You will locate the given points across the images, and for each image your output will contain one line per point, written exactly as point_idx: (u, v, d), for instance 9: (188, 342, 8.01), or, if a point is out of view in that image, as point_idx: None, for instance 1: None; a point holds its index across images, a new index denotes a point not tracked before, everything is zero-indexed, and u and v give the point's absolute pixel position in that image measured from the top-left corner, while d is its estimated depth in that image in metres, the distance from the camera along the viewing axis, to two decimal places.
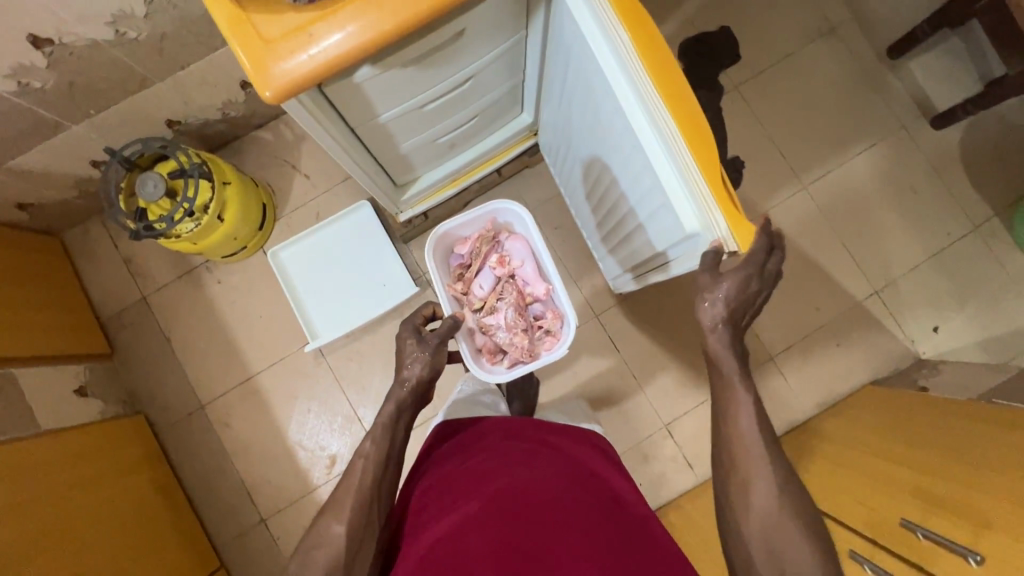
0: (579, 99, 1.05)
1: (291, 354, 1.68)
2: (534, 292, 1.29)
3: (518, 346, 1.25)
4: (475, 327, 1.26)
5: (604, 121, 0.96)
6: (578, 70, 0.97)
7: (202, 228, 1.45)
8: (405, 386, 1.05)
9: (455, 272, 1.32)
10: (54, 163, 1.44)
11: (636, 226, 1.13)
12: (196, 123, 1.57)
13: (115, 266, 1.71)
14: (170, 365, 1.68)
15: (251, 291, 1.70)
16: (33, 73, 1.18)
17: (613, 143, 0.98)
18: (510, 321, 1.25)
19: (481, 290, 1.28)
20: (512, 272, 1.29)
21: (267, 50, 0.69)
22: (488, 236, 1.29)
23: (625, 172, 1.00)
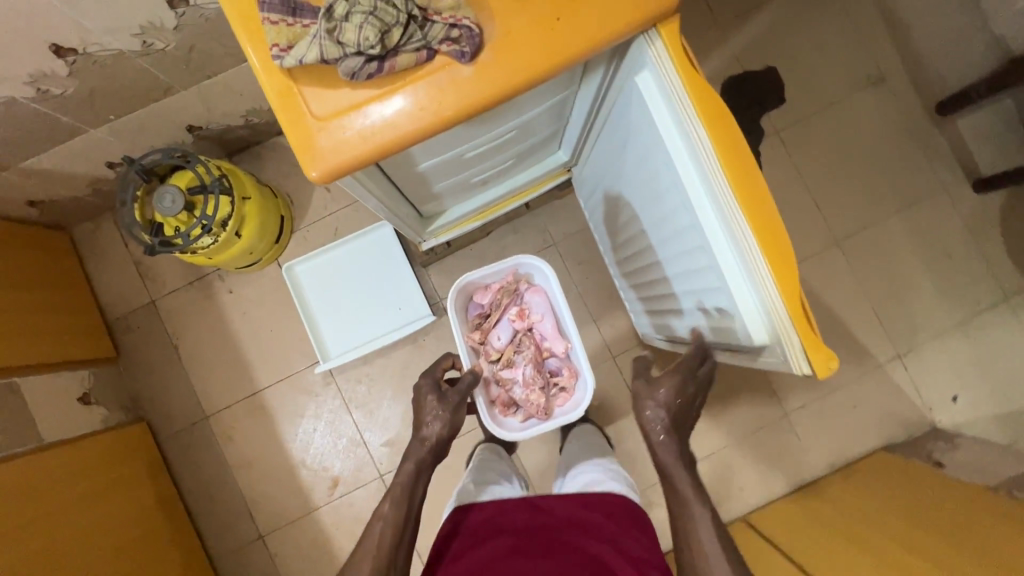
0: (631, 168, 0.99)
1: (300, 371, 1.65)
2: (552, 349, 1.24)
3: (531, 402, 1.21)
4: (490, 379, 1.22)
5: (663, 201, 0.91)
6: (637, 146, 0.91)
7: (219, 244, 1.40)
8: (424, 444, 1.02)
9: (473, 319, 1.27)
10: (68, 164, 1.38)
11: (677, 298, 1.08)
12: (217, 129, 1.51)
13: (125, 266, 1.66)
14: (176, 372, 1.65)
15: (263, 304, 1.66)
16: (53, 81, 1.11)
17: (669, 223, 0.93)
18: (527, 377, 1.21)
19: (499, 341, 1.24)
20: (531, 326, 1.25)
21: (320, 128, 0.64)
22: (509, 287, 1.25)
23: (677, 251, 0.96)
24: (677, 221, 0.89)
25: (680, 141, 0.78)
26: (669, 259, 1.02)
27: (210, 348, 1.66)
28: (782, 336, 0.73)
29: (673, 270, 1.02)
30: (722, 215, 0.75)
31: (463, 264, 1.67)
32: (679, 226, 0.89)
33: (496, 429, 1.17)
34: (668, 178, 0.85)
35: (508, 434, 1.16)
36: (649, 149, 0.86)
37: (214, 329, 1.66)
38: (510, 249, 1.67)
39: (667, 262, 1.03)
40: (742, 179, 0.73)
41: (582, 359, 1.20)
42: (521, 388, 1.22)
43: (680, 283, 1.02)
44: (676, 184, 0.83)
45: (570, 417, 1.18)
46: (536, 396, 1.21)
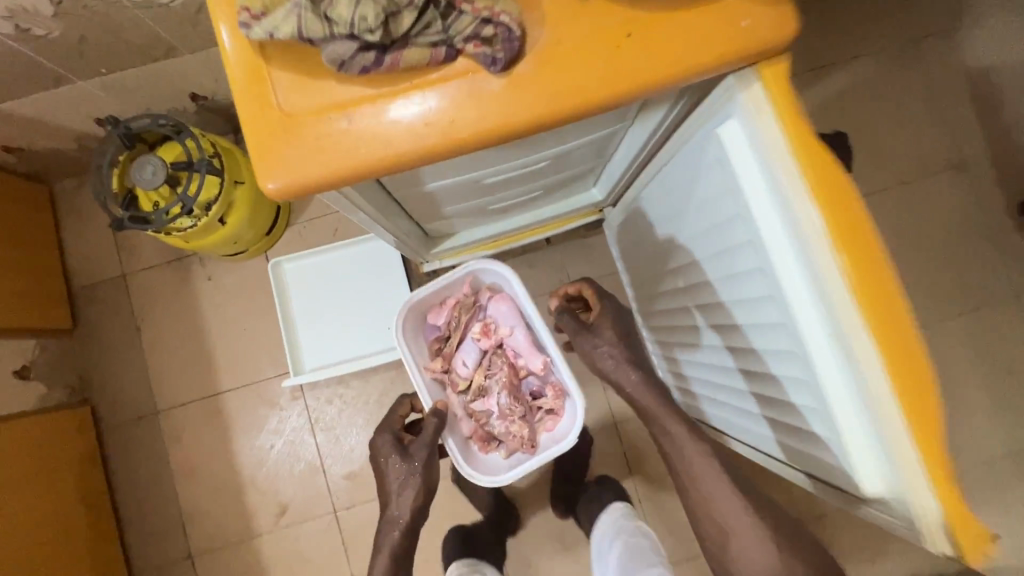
0: (694, 230, 0.78)
1: (268, 379, 1.49)
2: (526, 364, 1.05)
3: (516, 430, 1.03)
4: (463, 416, 1.04)
5: (740, 281, 0.69)
6: (708, 205, 0.70)
7: (199, 229, 1.24)
8: (396, 528, 0.86)
9: (434, 346, 1.08)
10: (52, 114, 1.24)
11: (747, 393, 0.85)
12: (224, 102, 1.37)
13: (102, 233, 1.52)
14: (135, 356, 1.50)
15: (242, 299, 1.51)
16: (37, 20, 0.98)
17: (748, 310, 0.71)
18: (502, 404, 1.04)
19: (466, 367, 1.06)
20: (501, 340, 1.06)
21: (287, 127, 0.48)
22: (471, 302, 1.06)
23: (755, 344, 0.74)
24: (761, 311, 0.67)
25: (772, 214, 0.56)
26: (742, 347, 0.79)
27: (177, 336, 1.50)
28: (914, 503, 0.50)
29: (747, 361, 0.80)
30: (828, 319, 0.54)
31: None
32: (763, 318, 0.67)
33: (480, 476, 0.96)
34: (750, 256, 0.63)
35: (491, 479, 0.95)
36: (724, 215, 0.65)
37: (185, 316, 1.51)
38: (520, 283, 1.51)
39: (740, 350, 0.81)
40: (862, 266, 0.50)
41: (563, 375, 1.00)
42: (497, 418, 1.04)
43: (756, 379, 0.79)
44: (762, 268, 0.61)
45: (560, 444, 0.97)
46: (515, 422, 1.03)
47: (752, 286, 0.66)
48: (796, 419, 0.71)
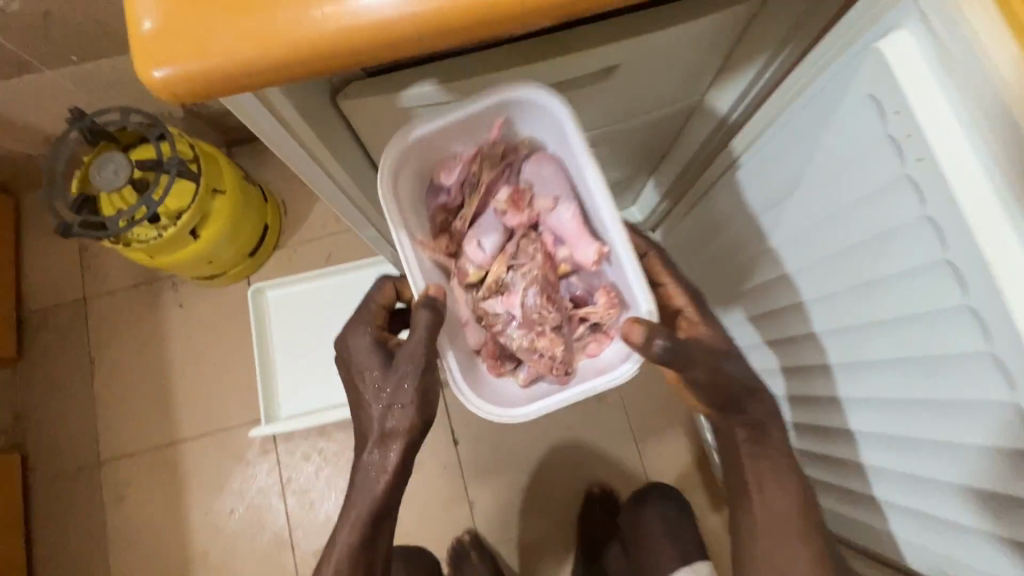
0: (794, 216, 0.64)
1: (235, 427, 1.25)
2: (576, 257, 0.62)
3: (547, 353, 0.62)
4: (470, 320, 0.64)
5: (881, 271, 0.55)
6: (834, 175, 0.56)
7: (164, 242, 1.06)
8: (372, 476, 0.59)
9: (432, 209, 0.64)
10: (15, 109, 1.09)
11: (862, 429, 0.68)
12: (216, 108, 1.22)
13: (65, 250, 1.33)
14: (84, 394, 1.27)
15: (216, 330, 1.30)
16: None
17: (885, 309, 0.57)
18: (531, 307, 0.63)
19: (481, 251, 0.63)
20: (540, 215, 0.64)
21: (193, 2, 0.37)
22: (494, 146, 0.61)
23: (893, 355, 0.58)
24: (916, 308, 0.52)
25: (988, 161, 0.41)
26: (863, 364, 0.64)
27: (136, 371, 1.28)
28: None
29: (872, 383, 0.63)
30: None
31: None
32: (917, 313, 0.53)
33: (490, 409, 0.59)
34: (922, 233, 0.48)
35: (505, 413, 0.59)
36: (877, 181, 0.51)
37: (147, 348, 1.29)
38: None
39: (860, 369, 0.64)
40: None
41: (631, 278, 0.56)
42: (520, 332, 0.63)
43: (887, 406, 0.63)
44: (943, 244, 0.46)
45: (612, 378, 0.58)
46: (545, 342, 0.62)
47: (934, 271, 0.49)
48: (957, 452, 0.55)
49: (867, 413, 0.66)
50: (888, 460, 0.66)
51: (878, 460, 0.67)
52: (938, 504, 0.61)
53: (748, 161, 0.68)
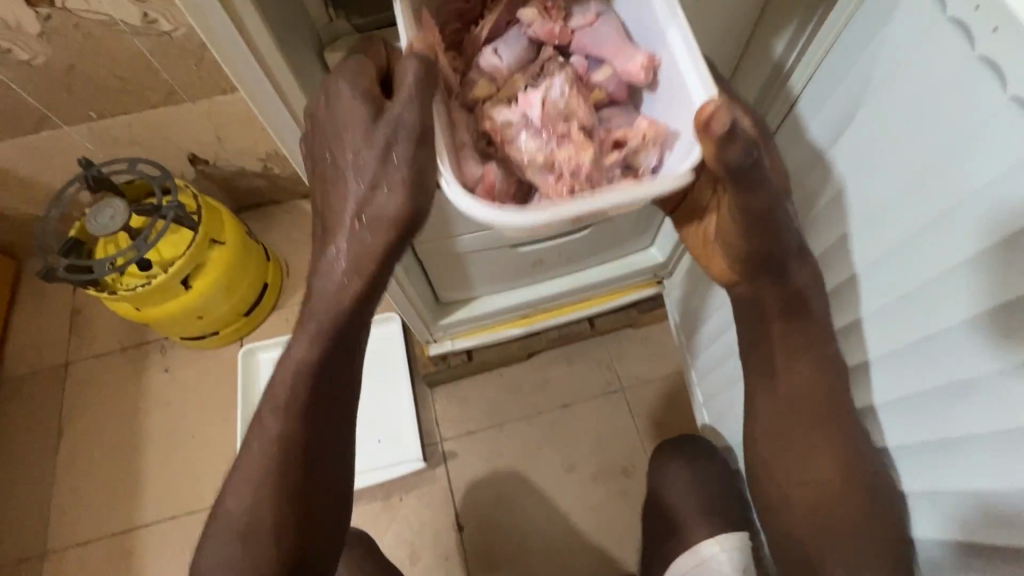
0: (847, 152, 0.56)
1: (204, 510, 1.09)
2: (616, 77, 0.53)
3: (568, 167, 0.48)
4: (467, 144, 0.50)
5: (969, 177, 0.44)
6: (899, 71, 0.49)
7: (150, 291, 1.00)
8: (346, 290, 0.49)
9: (444, 27, 0.55)
10: (29, 168, 1.11)
11: (910, 439, 0.57)
12: (227, 169, 1.23)
13: (57, 313, 1.27)
14: (47, 469, 1.14)
15: (199, 396, 1.19)
16: (19, 39, 0.88)
17: (974, 235, 0.45)
18: (551, 110, 0.50)
19: (500, 62, 0.53)
20: (572, 37, 0.55)
21: None
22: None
23: (971, 308, 0.46)
24: (1020, 215, 0.41)
25: None
26: (923, 342, 0.52)
27: (107, 443, 1.16)
28: None
29: (935, 375, 0.52)
30: None
31: (485, 393, 1.16)
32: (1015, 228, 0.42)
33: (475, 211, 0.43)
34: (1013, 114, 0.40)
35: (495, 211, 0.42)
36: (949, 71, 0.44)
37: (123, 417, 1.17)
38: (556, 383, 1.16)
39: (912, 358, 0.54)
40: None
41: (685, 63, 0.47)
42: (535, 141, 0.50)
43: (946, 400, 0.52)
44: None
45: (657, 183, 0.43)
46: (567, 155, 0.48)
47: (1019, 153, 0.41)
48: None
49: (914, 418, 0.56)
50: (938, 477, 0.55)
51: (932, 481, 0.56)
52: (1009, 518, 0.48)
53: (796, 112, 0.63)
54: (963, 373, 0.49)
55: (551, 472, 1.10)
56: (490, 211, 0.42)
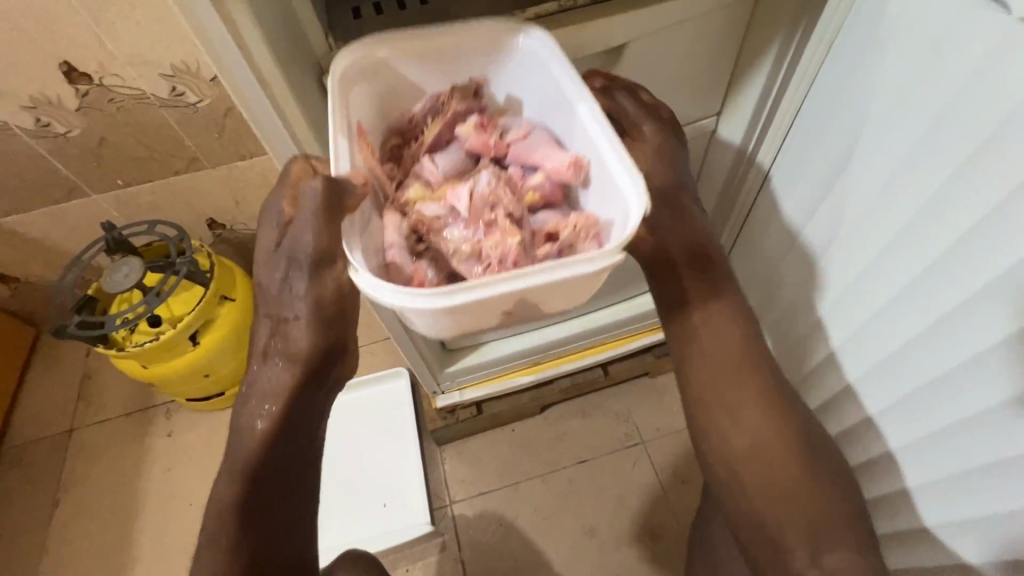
0: (847, 184, 0.56)
1: None
2: (550, 179, 0.52)
3: (495, 256, 0.46)
4: (398, 241, 0.49)
5: (943, 219, 0.46)
6: (893, 100, 0.48)
7: (158, 347, 0.99)
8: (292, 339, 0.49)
9: (386, 140, 0.57)
10: (57, 235, 1.16)
11: (925, 481, 0.55)
12: (243, 233, 1.27)
13: (67, 378, 1.27)
14: (36, 543, 1.09)
15: (200, 460, 1.14)
16: (58, 114, 0.95)
17: (996, 251, 0.42)
18: (476, 208, 0.49)
19: (437, 174, 0.54)
20: (508, 144, 0.55)
21: None
22: (466, 87, 0.56)
23: (997, 330, 0.43)
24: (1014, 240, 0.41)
25: None
26: (948, 375, 0.49)
27: (101, 514, 1.10)
28: None
29: (954, 406, 0.49)
30: None
31: (496, 451, 1.09)
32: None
33: (386, 295, 0.42)
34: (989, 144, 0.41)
35: (404, 295, 0.41)
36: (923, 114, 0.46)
37: (120, 485, 1.13)
38: (571, 438, 1.10)
39: (937, 392, 0.50)
40: None
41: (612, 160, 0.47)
42: (464, 233, 0.48)
43: (973, 434, 0.48)
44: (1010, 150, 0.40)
45: (574, 266, 0.42)
46: (495, 247, 0.46)
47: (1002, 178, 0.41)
48: None
49: (930, 456, 0.54)
50: (961, 509, 0.52)
51: (954, 516, 0.53)
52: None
53: (797, 142, 0.62)
54: (986, 401, 0.46)
55: (571, 537, 1.01)
56: (401, 296, 0.41)
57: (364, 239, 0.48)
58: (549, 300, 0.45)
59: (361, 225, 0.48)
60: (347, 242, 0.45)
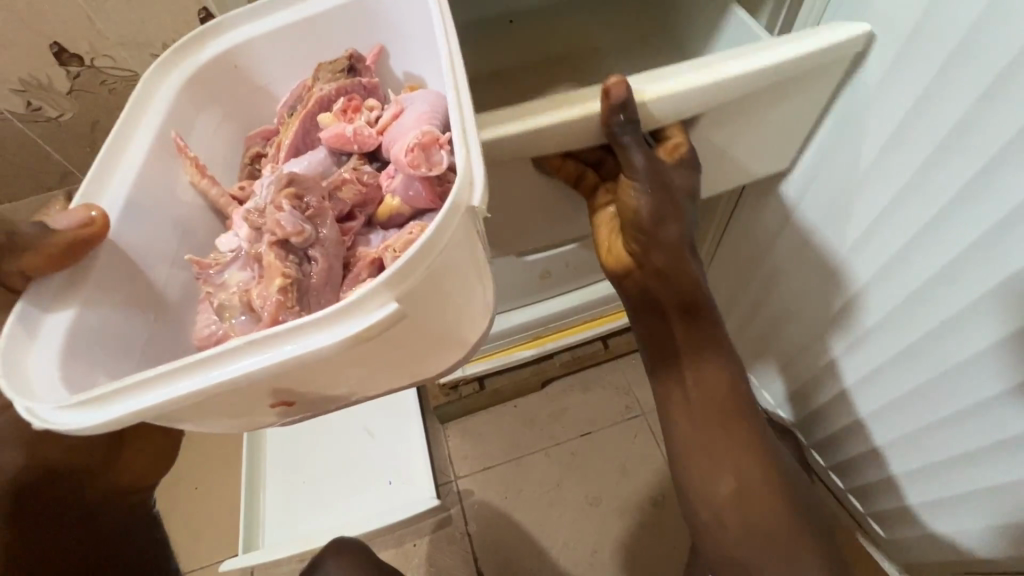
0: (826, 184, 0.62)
1: (206, 568, 1.00)
2: (404, 174, 0.50)
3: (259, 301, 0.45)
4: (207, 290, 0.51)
5: (914, 215, 0.53)
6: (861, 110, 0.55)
7: None
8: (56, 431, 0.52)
9: (249, 146, 0.59)
10: None
11: (917, 423, 0.65)
12: None
13: None
14: None
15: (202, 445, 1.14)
16: (49, 97, 0.94)
17: (976, 218, 0.48)
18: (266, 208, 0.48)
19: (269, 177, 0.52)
20: (380, 134, 0.54)
21: None
22: (336, 62, 0.56)
23: (981, 286, 0.50)
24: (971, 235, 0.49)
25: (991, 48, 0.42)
26: (948, 322, 0.54)
27: None
28: None
29: (947, 355, 0.56)
30: None
31: (499, 427, 1.10)
32: (1013, 205, 0.44)
33: (62, 414, 0.36)
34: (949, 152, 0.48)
35: (86, 408, 0.36)
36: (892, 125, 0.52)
37: None
38: (574, 411, 1.11)
39: (928, 345, 0.58)
40: None
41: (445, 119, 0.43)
42: (244, 274, 0.48)
43: (966, 376, 0.55)
44: (965, 158, 0.47)
45: (319, 331, 0.36)
46: (259, 296, 0.45)
47: (956, 186, 0.48)
48: None
49: (926, 402, 0.62)
50: (958, 444, 0.60)
51: (946, 449, 0.62)
52: (1014, 467, 0.56)
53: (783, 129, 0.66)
54: (979, 345, 0.53)
55: (576, 508, 1.02)
56: (78, 410, 0.36)
57: (108, 290, 0.46)
58: (319, 375, 0.40)
59: (114, 279, 0.47)
60: (45, 314, 0.43)
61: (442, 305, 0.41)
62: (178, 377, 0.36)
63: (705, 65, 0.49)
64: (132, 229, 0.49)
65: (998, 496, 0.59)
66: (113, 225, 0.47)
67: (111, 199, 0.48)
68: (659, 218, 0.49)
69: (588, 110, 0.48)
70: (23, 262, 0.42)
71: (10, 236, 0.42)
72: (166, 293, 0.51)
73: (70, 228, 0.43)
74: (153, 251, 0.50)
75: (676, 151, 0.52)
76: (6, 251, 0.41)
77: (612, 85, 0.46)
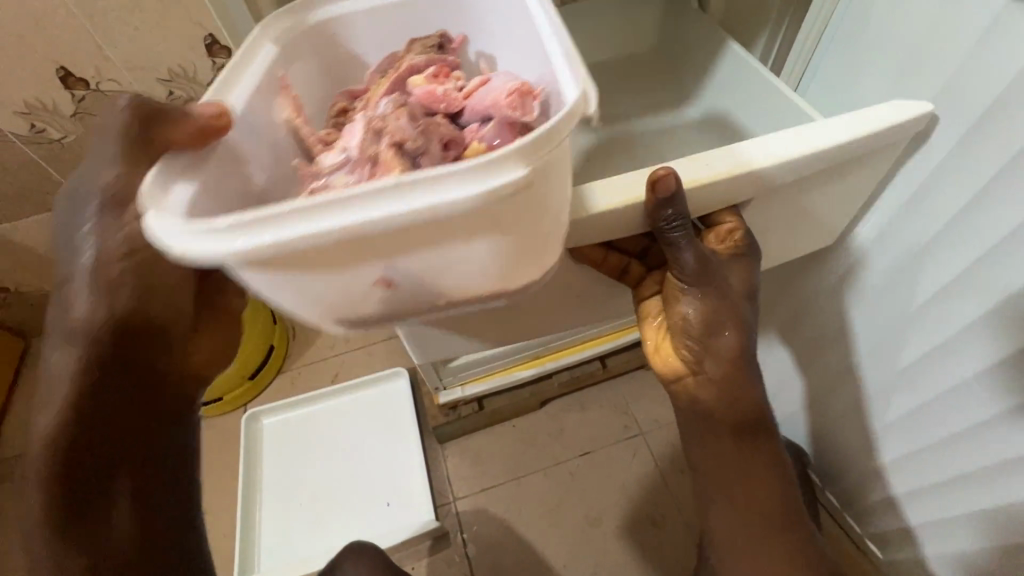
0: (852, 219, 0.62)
1: None
2: (496, 123, 0.45)
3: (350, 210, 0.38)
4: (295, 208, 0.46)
5: (923, 227, 0.54)
6: None
7: None
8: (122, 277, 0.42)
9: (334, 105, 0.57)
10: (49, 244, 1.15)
11: (926, 440, 0.65)
12: None
13: None
14: None
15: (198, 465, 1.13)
16: (54, 120, 0.95)
17: (979, 234, 0.49)
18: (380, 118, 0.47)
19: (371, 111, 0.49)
20: (466, 98, 0.50)
21: None
22: (428, 39, 0.58)
23: (984, 305, 0.51)
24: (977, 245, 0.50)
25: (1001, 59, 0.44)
26: (959, 333, 0.55)
27: None
28: None
29: (957, 373, 0.57)
30: None
31: (501, 446, 1.10)
32: (1014, 225, 0.46)
33: (195, 242, 0.33)
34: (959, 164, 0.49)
35: (205, 234, 0.32)
36: None
37: None
38: (573, 429, 1.11)
39: (934, 358, 0.59)
40: None
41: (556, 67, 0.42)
42: (348, 179, 0.44)
43: (971, 396, 0.56)
44: (971, 170, 0.48)
45: (455, 181, 0.32)
46: None
47: (960, 197, 0.50)
48: None
49: (934, 417, 0.62)
50: (965, 460, 0.60)
51: (953, 469, 0.62)
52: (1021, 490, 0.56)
53: None
54: (979, 366, 0.54)
55: (576, 527, 1.02)
56: (202, 238, 0.33)
57: (217, 185, 0.44)
58: (435, 252, 0.35)
59: (228, 172, 0.45)
60: (177, 180, 0.40)
61: (553, 202, 0.38)
62: (303, 215, 0.32)
63: (752, 153, 0.47)
64: (241, 135, 0.47)
65: (1003, 517, 0.59)
66: (234, 127, 0.46)
67: (233, 101, 0.47)
68: (710, 327, 0.49)
69: (631, 198, 0.45)
70: (170, 134, 0.41)
71: (159, 109, 0.41)
72: (259, 193, 0.49)
73: (204, 116, 0.42)
74: (258, 166, 0.49)
75: (732, 241, 0.49)
76: (160, 121, 0.41)
77: (660, 177, 0.43)
